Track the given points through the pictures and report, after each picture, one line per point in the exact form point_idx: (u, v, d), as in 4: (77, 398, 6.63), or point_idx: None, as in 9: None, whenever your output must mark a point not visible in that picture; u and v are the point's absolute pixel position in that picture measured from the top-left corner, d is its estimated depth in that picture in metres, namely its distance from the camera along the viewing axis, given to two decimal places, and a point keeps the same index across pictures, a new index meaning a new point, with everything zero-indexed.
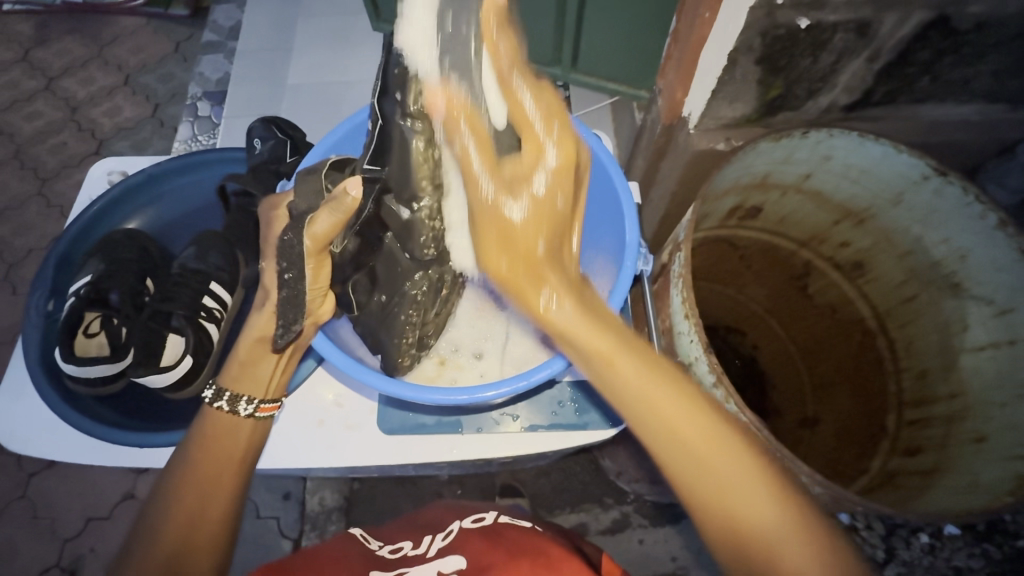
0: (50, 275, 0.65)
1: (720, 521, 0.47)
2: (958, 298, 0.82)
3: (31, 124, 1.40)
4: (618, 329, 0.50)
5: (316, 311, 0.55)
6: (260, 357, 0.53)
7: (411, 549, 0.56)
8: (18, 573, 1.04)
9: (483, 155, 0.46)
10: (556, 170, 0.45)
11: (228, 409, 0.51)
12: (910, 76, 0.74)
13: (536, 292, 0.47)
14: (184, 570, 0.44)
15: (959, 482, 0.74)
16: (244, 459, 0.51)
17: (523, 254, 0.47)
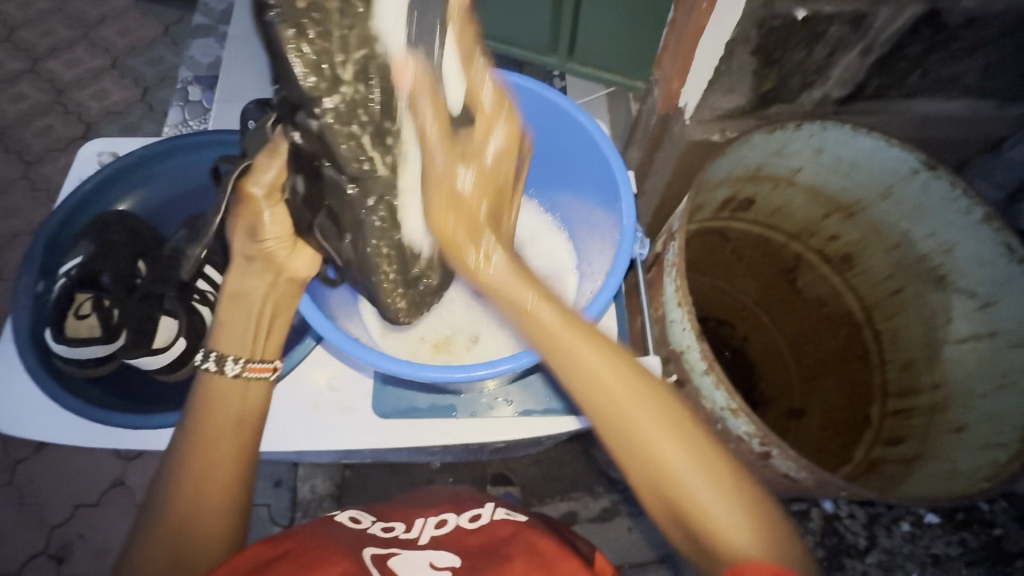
0: (39, 257, 0.62)
1: (672, 503, 0.44)
2: (942, 291, 0.84)
3: (16, 106, 1.37)
4: (551, 290, 0.53)
5: (289, 263, 0.56)
6: (235, 322, 0.53)
7: (401, 534, 0.55)
8: (5, 558, 1.04)
9: (438, 119, 0.49)
10: (504, 148, 0.55)
11: (217, 370, 0.51)
12: (901, 71, 0.74)
13: (476, 253, 0.54)
14: (191, 531, 0.45)
15: (938, 470, 0.76)
16: (245, 424, 0.51)
17: (471, 219, 0.55)
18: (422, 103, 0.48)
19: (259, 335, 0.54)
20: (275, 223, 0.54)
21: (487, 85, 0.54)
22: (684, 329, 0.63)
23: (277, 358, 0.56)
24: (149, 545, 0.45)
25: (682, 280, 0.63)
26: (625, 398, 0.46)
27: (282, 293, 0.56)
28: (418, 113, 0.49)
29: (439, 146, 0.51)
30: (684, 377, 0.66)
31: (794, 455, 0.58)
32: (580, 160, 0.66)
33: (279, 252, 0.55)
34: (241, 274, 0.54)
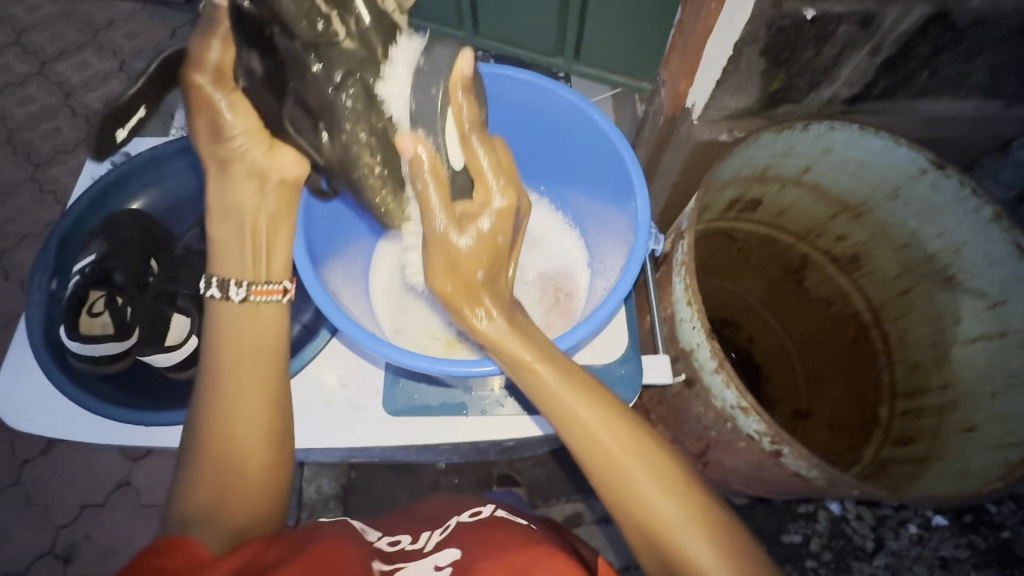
0: (53, 254, 0.63)
1: (655, 547, 0.45)
2: (951, 291, 0.83)
3: (25, 109, 1.38)
4: (546, 341, 0.50)
5: (272, 164, 0.51)
6: (230, 242, 0.52)
7: (408, 545, 0.55)
8: (11, 558, 1.04)
9: (441, 191, 0.47)
10: (500, 212, 0.48)
11: (222, 296, 0.51)
12: (910, 71, 0.75)
13: (471, 309, 0.48)
14: (237, 449, 0.47)
15: (950, 470, 0.76)
16: (267, 354, 0.51)
17: (466, 279, 0.48)
18: (425, 178, 0.47)
19: (256, 256, 0.52)
20: (238, 118, 0.48)
21: (485, 152, 0.49)
22: (694, 328, 0.63)
23: (287, 277, 0.54)
24: (193, 475, 0.47)
25: (691, 279, 0.63)
26: (627, 460, 0.46)
27: (275, 204, 0.52)
28: (420, 186, 0.48)
29: (440, 213, 0.48)
30: (693, 375, 0.66)
31: (805, 453, 0.58)
32: (592, 159, 0.66)
33: (252, 152, 0.49)
34: (221, 182, 0.50)
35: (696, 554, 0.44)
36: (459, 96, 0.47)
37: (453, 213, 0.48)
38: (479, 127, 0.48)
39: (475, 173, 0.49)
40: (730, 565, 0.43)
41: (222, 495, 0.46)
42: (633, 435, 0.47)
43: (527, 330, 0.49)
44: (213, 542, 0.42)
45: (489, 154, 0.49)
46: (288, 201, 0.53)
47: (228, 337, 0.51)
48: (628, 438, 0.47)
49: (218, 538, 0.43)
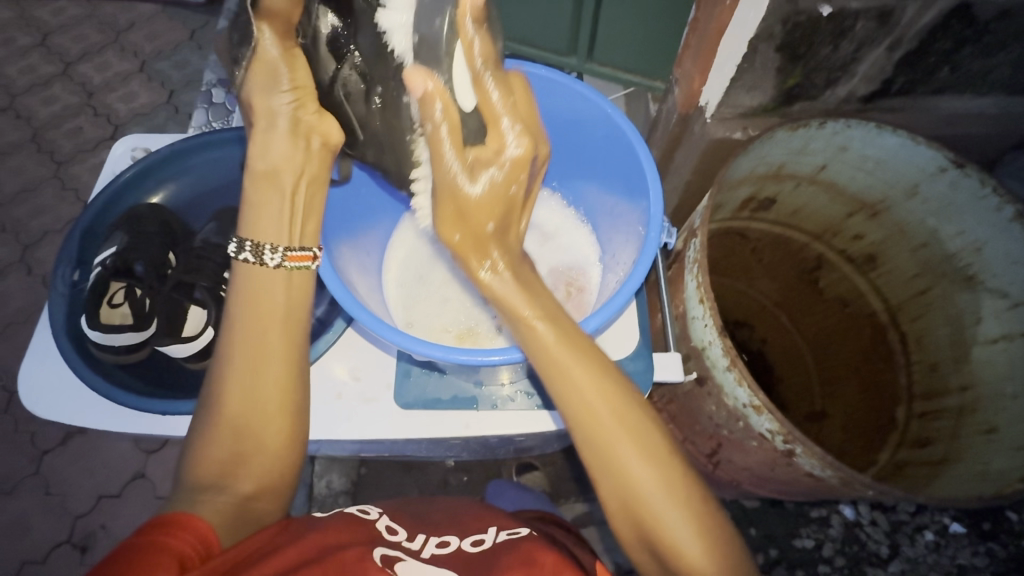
0: (75, 246, 0.64)
1: (635, 515, 0.46)
2: (971, 291, 0.82)
3: (48, 108, 1.41)
4: (551, 302, 0.51)
5: (319, 126, 0.51)
6: (267, 206, 0.51)
7: (404, 541, 0.53)
8: (30, 546, 1.06)
9: (454, 136, 0.47)
10: (511, 165, 0.48)
11: (256, 260, 0.50)
12: (930, 67, 0.73)
13: (478, 260, 0.51)
14: (258, 414, 0.48)
15: (970, 471, 0.74)
16: (290, 319, 0.51)
17: (475, 229, 0.50)
18: (436, 119, 0.47)
19: (294, 221, 0.52)
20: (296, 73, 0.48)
21: (498, 91, 0.48)
22: (706, 325, 0.63)
23: (316, 245, 0.54)
24: (209, 438, 0.48)
25: (704, 276, 0.62)
26: (615, 441, 0.47)
27: (315, 164, 0.52)
28: (431, 127, 0.47)
29: (452, 156, 0.48)
30: (705, 373, 0.66)
31: (819, 452, 0.57)
32: (603, 151, 0.66)
33: (301, 111, 0.50)
34: (265, 138, 0.50)
35: (675, 526, 0.45)
36: (469, 32, 0.45)
37: (465, 157, 0.48)
38: (492, 61, 0.47)
39: (488, 115, 0.48)
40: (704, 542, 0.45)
41: (236, 459, 0.47)
42: (627, 417, 0.47)
43: (532, 287, 0.51)
44: (215, 517, 0.45)
45: (501, 89, 0.48)
46: (326, 164, 0.53)
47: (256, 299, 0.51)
48: (617, 409, 0.48)
49: (221, 511, 0.45)
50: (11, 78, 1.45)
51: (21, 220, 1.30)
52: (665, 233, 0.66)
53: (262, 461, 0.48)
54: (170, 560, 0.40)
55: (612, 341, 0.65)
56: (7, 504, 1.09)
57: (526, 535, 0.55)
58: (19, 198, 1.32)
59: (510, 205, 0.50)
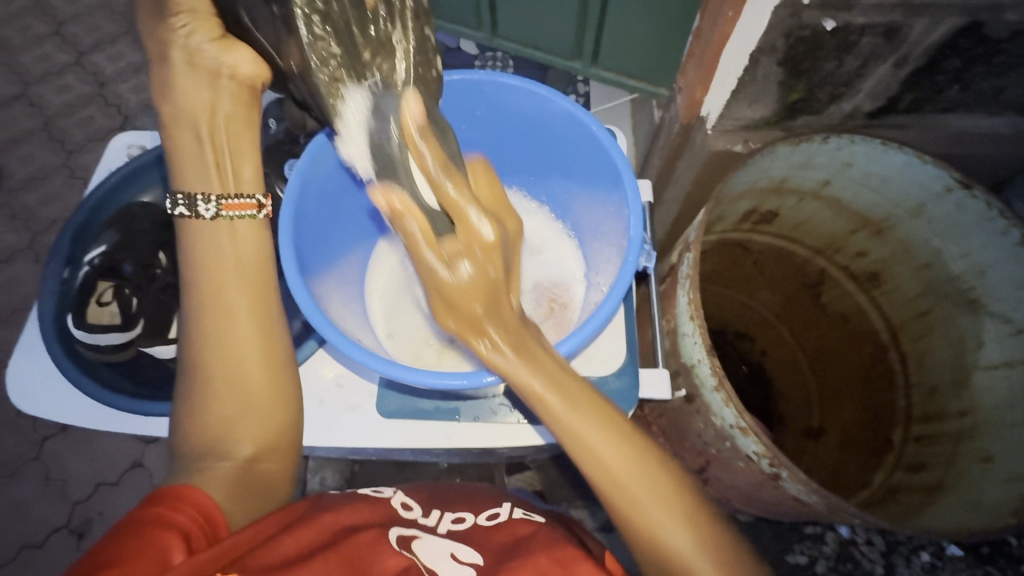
0: (68, 242, 0.65)
1: (637, 524, 0.47)
2: (974, 315, 0.80)
3: (60, 97, 1.42)
4: (558, 365, 0.49)
5: (224, 58, 0.52)
6: (186, 150, 0.54)
7: (420, 518, 0.55)
8: (28, 530, 1.08)
9: (427, 239, 0.49)
10: (487, 245, 0.47)
11: (190, 212, 0.53)
12: (939, 84, 0.72)
13: (476, 341, 0.48)
14: (237, 362, 0.51)
15: (963, 501, 0.72)
16: (251, 275, 0.54)
17: (464, 314, 0.48)
18: (408, 224, 0.50)
19: (220, 166, 0.55)
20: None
21: (455, 187, 0.50)
22: (695, 343, 0.62)
23: (258, 192, 0.57)
24: (196, 402, 0.50)
25: (694, 293, 0.62)
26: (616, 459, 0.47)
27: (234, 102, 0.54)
28: (407, 225, 0.50)
29: (428, 255, 0.49)
30: (694, 391, 0.65)
31: (805, 478, 0.56)
32: (589, 164, 0.65)
33: (199, 37, 0.51)
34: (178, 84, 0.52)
35: (651, 511, 0.47)
36: (415, 137, 0.52)
37: (441, 251, 0.48)
38: (445, 163, 0.52)
39: (450, 206, 0.50)
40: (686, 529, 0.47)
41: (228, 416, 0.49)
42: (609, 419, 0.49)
43: (541, 359, 0.48)
44: (218, 487, 0.46)
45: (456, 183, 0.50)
46: (244, 100, 0.54)
47: (213, 253, 0.53)
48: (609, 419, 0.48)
49: (225, 476, 0.47)
50: (26, 66, 1.46)
51: (30, 207, 1.31)
52: (646, 255, 0.66)
53: (256, 417, 0.50)
54: (175, 536, 0.42)
55: (597, 357, 0.64)
56: (6, 488, 1.10)
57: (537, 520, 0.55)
58: (28, 185, 1.33)
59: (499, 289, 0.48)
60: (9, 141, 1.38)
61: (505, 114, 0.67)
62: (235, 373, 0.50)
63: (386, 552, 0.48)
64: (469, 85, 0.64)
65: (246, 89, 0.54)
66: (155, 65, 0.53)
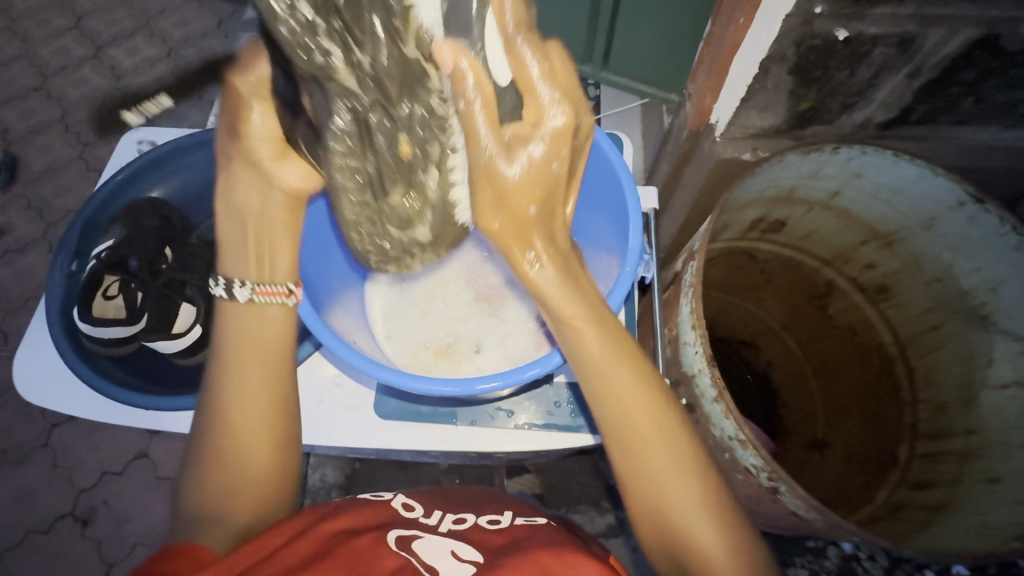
0: (75, 237, 0.66)
1: (644, 496, 0.48)
2: (984, 332, 0.79)
3: (77, 90, 1.44)
4: (596, 301, 0.50)
5: (277, 170, 0.53)
6: (233, 235, 0.55)
7: (421, 517, 0.54)
8: (35, 516, 1.09)
9: (491, 115, 0.42)
10: (556, 134, 0.44)
11: (227, 296, 0.55)
12: (953, 96, 0.70)
13: (523, 251, 0.48)
14: (242, 431, 0.51)
15: (967, 523, 0.70)
16: (268, 351, 0.54)
17: (514, 209, 0.47)
18: (469, 96, 0.41)
19: (260, 254, 0.55)
20: (260, 120, 0.51)
21: (537, 61, 0.43)
22: (696, 352, 0.61)
23: (292, 279, 0.56)
24: (201, 463, 0.50)
25: (696, 302, 0.61)
26: (655, 460, 0.48)
27: (273, 206, 0.55)
28: (463, 104, 0.42)
29: (492, 145, 0.44)
30: (694, 401, 0.64)
31: (804, 494, 0.55)
32: (593, 171, 0.65)
33: (262, 153, 0.53)
34: (233, 182, 0.54)
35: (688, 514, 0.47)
36: (508, 25, 0.43)
37: (503, 137, 0.45)
38: (527, 30, 0.43)
39: (524, 85, 0.44)
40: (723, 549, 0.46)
41: (230, 480, 0.49)
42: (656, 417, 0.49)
43: (577, 280, 0.50)
44: (216, 544, 0.45)
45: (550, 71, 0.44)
46: (295, 211, 0.56)
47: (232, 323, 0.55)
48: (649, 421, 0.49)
49: (222, 539, 0.46)
50: (44, 59, 1.48)
51: (46, 198, 1.33)
52: (644, 264, 0.66)
53: (254, 486, 0.50)
54: None
55: None
56: (14, 474, 1.12)
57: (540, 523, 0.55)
58: (45, 176, 1.35)
59: (554, 183, 0.47)
60: (27, 132, 1.40)
61: None
62: (244, 437, 0.51)
63: (382, 553, 0.47)
64: None
65: (293, 197, 0.55)
66: (220, 167, 0.55)
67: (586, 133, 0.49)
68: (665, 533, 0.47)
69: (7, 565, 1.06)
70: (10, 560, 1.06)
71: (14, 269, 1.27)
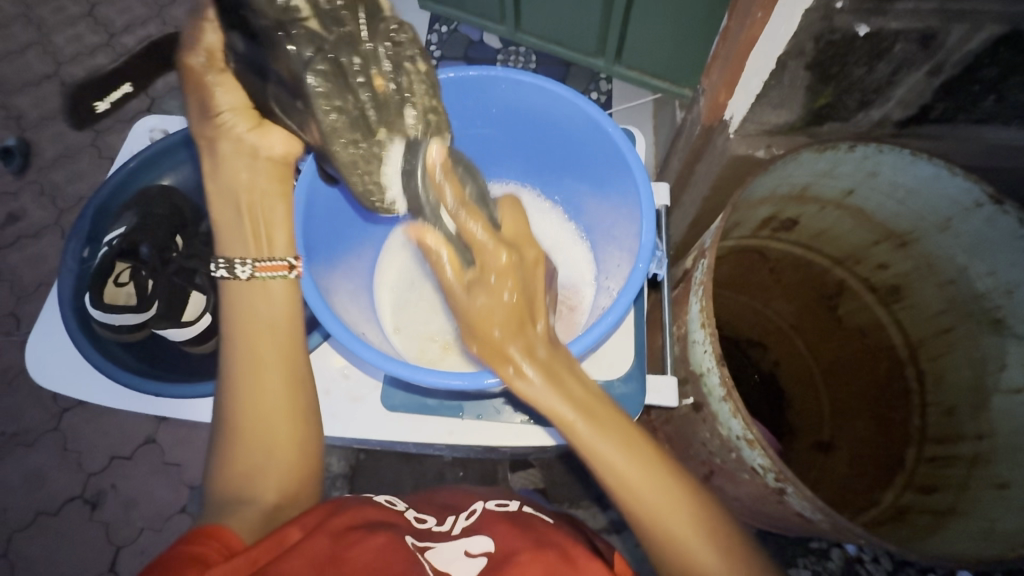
0: (88, 223, 0.67)
1: (653, 530, 0.47)
2: (998, 335, 0.78)
3: (91, 78, 1.45)
4: (575, 386, 0.48)
5: (261, 142, 0.54)
6: (228, 218, 0.55)
7: (434, 526, 0.54)
8: (44, 498, 1.11)
9: (452, 266, 0.52)
10: (507, 266, 0.49)
11: (229, 275, 0.53)
12: (974, 94, 0.69)
13: (503, 368, 0.47)
14: (261, 417, 0.50)
15: (974, 527, 0.69)
16: (281, 331, 0.54)
17: (485, 340, 0.48)
18: (436, 253, 0.53)
19: (256, 230, 0.55)
20: (225, 95, 0.52)
21: (479, 225, 0.51)
22: (706, 351, 0.60)
23: (291, 254, 0.56)
24: (223, 453, 0.50)
25: (707, 300, 0.60)
26: (649, 489, 0.47)
27: (263, 174, 0.55)
28: (435, 253, 0.53)
29: (456, 288, 0.51)
30: (701, 399, 0.64)
31: (810, 495, 0.54)
32: (606, 166, 0.64)
33: (238, 128, 0.53)
34: (222, 160, 0.54)
35: (690, 534, 0.46)
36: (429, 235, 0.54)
37: (464, 278, 0.51)
38: (462, 198, 0.56)
39: (473, 245, 0.51)
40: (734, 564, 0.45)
41: (253, 469, 0.49)
42: (649, 455, 0.48)
43: (563, 376, 0.48)
44: (244, 529, 0.45)
45: (483, 224, 0.51)
46: (282, 178, 0.57)
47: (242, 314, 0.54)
48: (647, 463, 0.48)
49: (250, 522, 0.46)
50: (59, 46, 1.48)
51: (59, 184, 1.34)
52: (656, 260, 0.65)
53: (276, 467, 0.50)
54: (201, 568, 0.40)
55: (605, 360, 0.63)
56: (25, 457, 1.13)
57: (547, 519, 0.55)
58: (58, 163, 1.36)
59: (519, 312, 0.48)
60: (41, 119, 1.41)
61: (522, 113, 0.67)
62: (263, 423, 0.51)
63: (398, 553, 0.47)
64: (484, 79, 0.63)
65: (282, 166, 0.57)
66: (201, 153, 0.55)
67: (538, 260, 0.52)
68: (672, 555, 0.46)
69: (18, 544, 1.08)
70: (21, 540, 1.08)
71: (27, 255, 1.28)
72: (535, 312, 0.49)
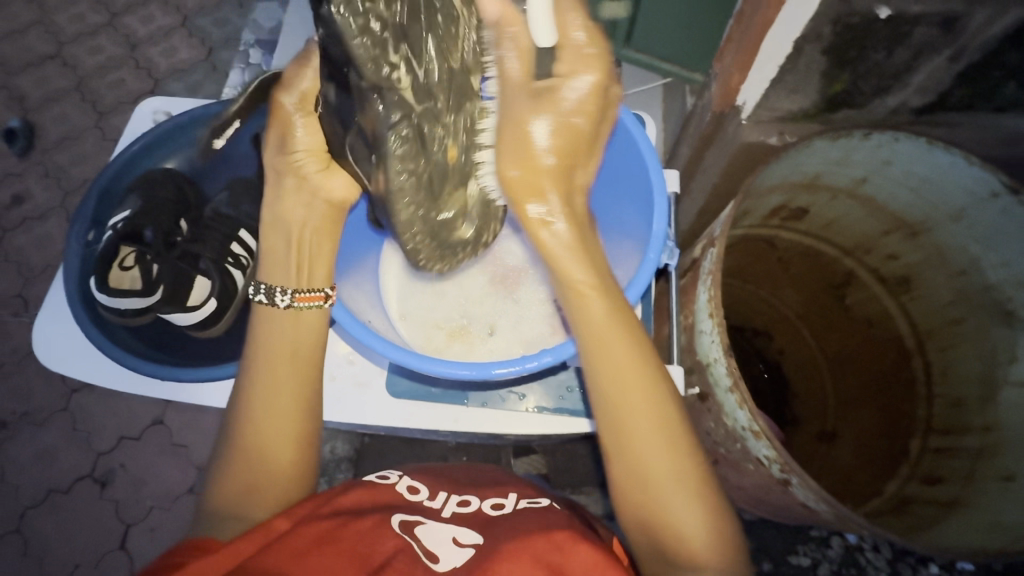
0: (92, 207, 0.68)
1: (624, 468, 0.46)
2: (1010, 328, 0.77)
3: (93, 59, 1.43)
4: (602, 266, 0.50)
5: (323, 183, 0.56)
6: (276, 244, 0.57)
7: (426, 500, 0.55)
8: (55, 477, 1.12)
9: (522, 64, 0.49)
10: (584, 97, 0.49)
11: (267, 300, 0.55)
12: (995, 81, 0.67)
13: (534, 202, 0.49)
14: (268, 438, 0.51)
15: (980, 521, 0.69)
16: (302, 357, 0.54)
17: (526, 167, 0.49)
18: (506, 49, 0.49)
19: (300, 262, 0.56)
20: (305, 136, 0.54)
21: (584, 32, 0.48)
22: (713, 341, 0.60)
23: (330, 286, 0.57)
24: (225, 466, 0.51)
25: (715, 289, 0.60)
26: (645, 439, 0.46)
27: (319, 215, 0.57)
28: (505, 49, 0.49)
29: (518, 92, 0.49)
30: (707, 389, 0.64)
31: (815, 487, 0.54)
32: (616, 153, 0.63)
33: (308, 168, 0.56)
34: (277, 193, 0.56)
35: (671, 497, 0.45)
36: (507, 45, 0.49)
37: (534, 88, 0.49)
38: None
39: (563, 51, 0.49)
40: (713, 541, 0.44)
41: (253, 483, 0.49)
42: (664, 418, 0.47)
43: (591, 256, 0.49)
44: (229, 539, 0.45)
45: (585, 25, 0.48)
46: (335, 219, 0.58)
47: (264, 334, 0.55)
48: (658, 406, 0.46)
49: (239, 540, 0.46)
50: (60, 26, 1.47)
51: (63, 166, 1.34)
52: (668, 251, 0.64)
53: (273, 488, 0.49)
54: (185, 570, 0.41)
55: None
56: (36, 436, 1.15)
57: (540, 509, 0.54)
58: (61, 145, 1.35)
59: (570, 147, 0.50)
60: (44, 100, 1.40)
61: None
62: (267, 441, 0.51)
63: (385, 535, 0.47)
64: None
65: (335, 207, 0.58)
66: (268, 182, 0.57)
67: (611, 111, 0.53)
68: (639, 496, 0.46)
69: (31, 521, 1.10)
70: (34, 517, 1.10)
71: (33, 237, 1.29)
72: (588, 156, 0.52)
